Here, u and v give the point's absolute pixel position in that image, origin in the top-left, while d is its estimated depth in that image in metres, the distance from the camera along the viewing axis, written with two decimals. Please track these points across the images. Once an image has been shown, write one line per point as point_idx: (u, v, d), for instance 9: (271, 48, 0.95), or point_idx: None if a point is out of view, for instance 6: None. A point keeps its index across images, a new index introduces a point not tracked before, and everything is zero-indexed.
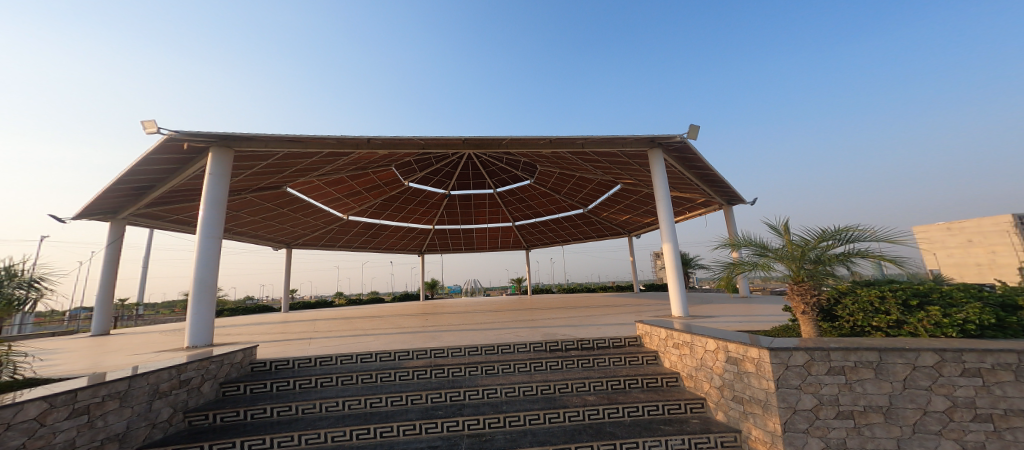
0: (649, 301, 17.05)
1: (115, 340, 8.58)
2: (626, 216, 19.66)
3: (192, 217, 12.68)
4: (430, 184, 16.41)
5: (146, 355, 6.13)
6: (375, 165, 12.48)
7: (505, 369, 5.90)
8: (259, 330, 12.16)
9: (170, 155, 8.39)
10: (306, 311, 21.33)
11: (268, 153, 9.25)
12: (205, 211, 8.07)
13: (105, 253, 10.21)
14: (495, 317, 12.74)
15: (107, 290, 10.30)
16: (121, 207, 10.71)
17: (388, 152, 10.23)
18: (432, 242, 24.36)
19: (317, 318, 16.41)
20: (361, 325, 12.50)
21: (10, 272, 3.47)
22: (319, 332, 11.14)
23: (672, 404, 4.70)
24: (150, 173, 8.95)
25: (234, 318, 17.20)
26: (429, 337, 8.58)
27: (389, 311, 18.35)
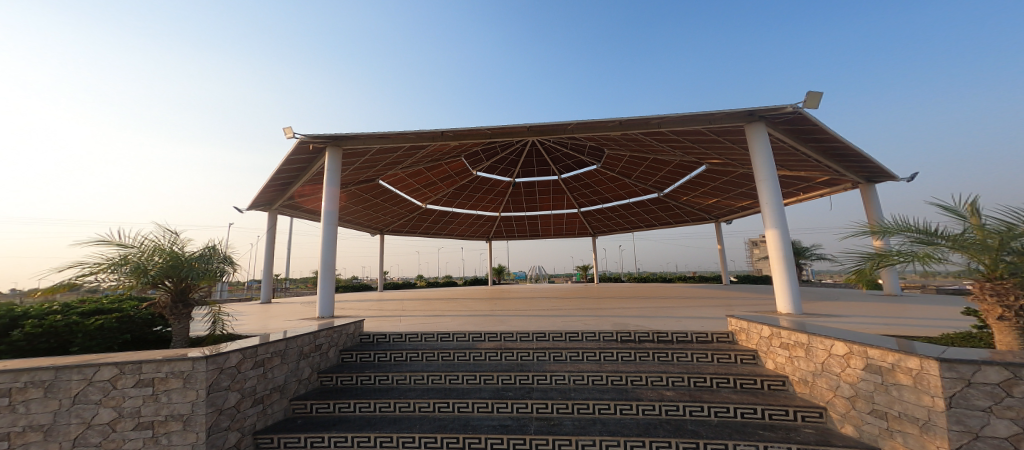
0: (741, 295, 15.30)
1: (276, 306, 10.62)
2: (713, 200, 17.72)
3: (316, 208, 14.89)
4: (496, 173, 16.70)
5: (291, 321, 7.33)
6: (449, 156, 13.07)
7: (574, 357, 5.76)
8: (362, 305, 13.91)
9: (302, 156, 9.85)
10: (396, 291, 23.83)
11: (365, 149, 10.29)
12: (327, 202, 9.34)
13: (266, 236, 12.56)
14: (563, 304, 12.68)
15: (269, 267, 12.66)
16: (276, 200, 12.99)
17: (459, 142, 10.60)
18: (499, 228, 25.02)
19: (405, 298, 18.17)
20: (439, 306, 13.47)
21: (216, 249, 4.39)
22: (408, 311, 12.31)
23: (774, 409, 4.11)
24: (289, 172, 10.65)
25: (349, 293, 20.01)
26: (504, 318, 8.80)
27: (461, 294, 19.50)
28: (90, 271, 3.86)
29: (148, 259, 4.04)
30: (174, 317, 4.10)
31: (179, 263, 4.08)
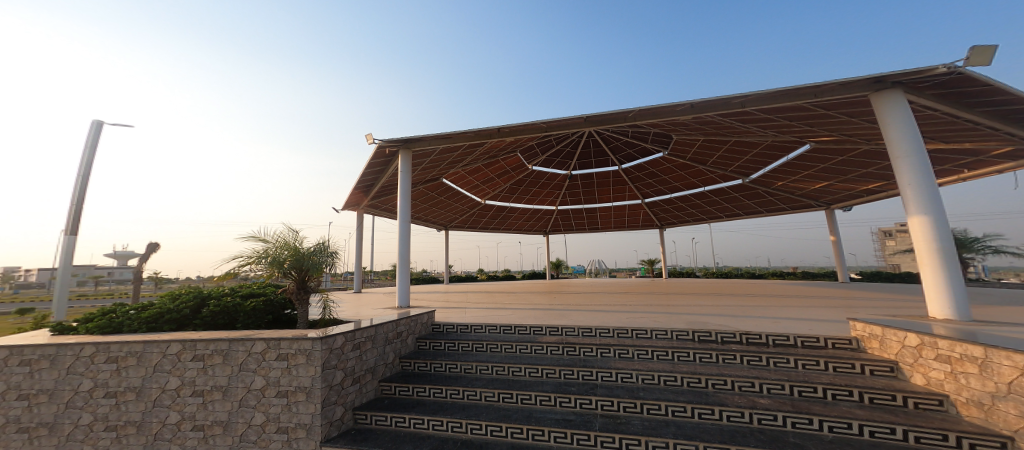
0: (866, 292, 12.72)
1: (364, 297, 11.46)
2: (822, 184, 14.93)
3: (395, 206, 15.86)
4: (552, 166, 14.47)
5: (379, 311, 7.65)
6: (505, 152, 11.78)
7: (678, 335, 4.33)
8: (435, 297, 14.44)
9: (382, 159, 10.31)
10: (465, 284, 24.61)
11: (426, 151, 9.89)
12: (404, 202, 9.66)
13: (356, 233, 13.73)
14: (634, 298, 11.76)
15: (359, 261, 13.80)
16: (362, 200, 14.06)
17: (516, 138, 9.04)
18: (556, 223, 23.18)
19: (470, 290, 18.57)
20: (503, 299, 13.37)
21: (325, 244, 4.68)
22: (475, 303, 12.41)
23: (983, 441, 2.33)
24: (372, 174, 11.32)
25: (424, 286, 21.18)
26: (580, 309, 8.19)
27: (523, 287, 19.37)
28: (240, 263, 4.34)
29: (278, 252, 4.43)
30: (297, 302, 4.47)
31: (298, 257, 4.42)
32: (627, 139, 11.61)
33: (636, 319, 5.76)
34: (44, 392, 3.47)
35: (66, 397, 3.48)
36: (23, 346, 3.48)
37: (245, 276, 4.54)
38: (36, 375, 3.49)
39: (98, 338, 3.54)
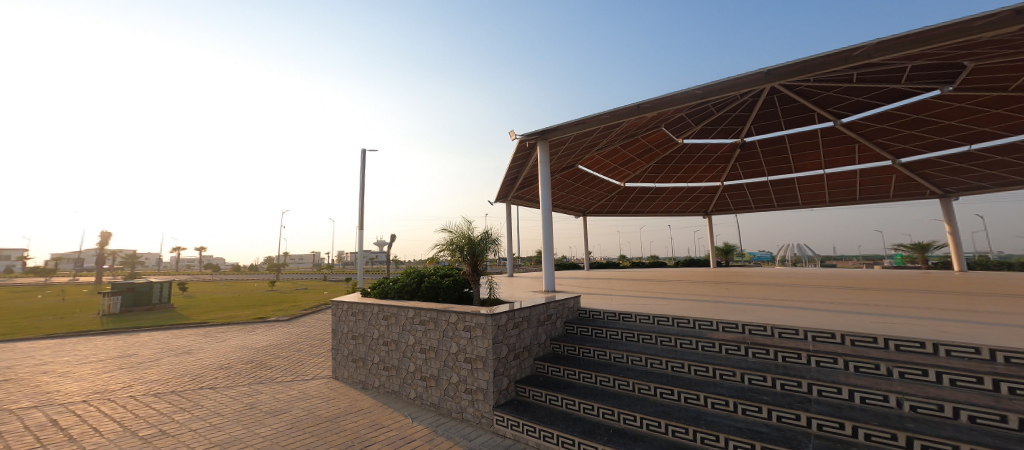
0: None
1: (515, 281, 12.43)
2: None
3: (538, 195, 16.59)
4: (714, 135, 12.38)
5: (530, 294, 8.17)
6: (648, 128, 10.65)
7: (780, 333, 3.76)
8: (579, 282, 14.48)
9: (523, 152, 10.80)
10: (609, 270, 23.87)
11: (565, 138, 9.85)
12: (547, 191, 9.88)
13: (505, 222, 15.10)
14: (841, 289, 8.92)
15: (509, 248, 15.08)
16: (508, 192, 15.28)
17: (660, 111, 8.07)
18: (720, 201, 19.69)
19: (616, 277, 17.84)
20: (654, 286, 12.23)
21: (491, 233, 5.37)
22: (623, 289, 11.78)
23: None
24: (515, 167, 12.04)
25: (569, 272, 21.56)
26: (772, 302, 6.62)
27: (676, 275, 17.42)
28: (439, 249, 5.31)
29: (462, 240, 5.26)
30: (472, 280, 5.21)
31: (472, 242, 5.21)
32: (834, 91, 8.63)
33: (899, 326, 4.08)
34: (360, 335, 5.68)
35: (367, 341, 5.53)
36: (353, 303, 5.85)
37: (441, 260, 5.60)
38: (357, 322, 5.77)
39: (379, 302, 5.40)
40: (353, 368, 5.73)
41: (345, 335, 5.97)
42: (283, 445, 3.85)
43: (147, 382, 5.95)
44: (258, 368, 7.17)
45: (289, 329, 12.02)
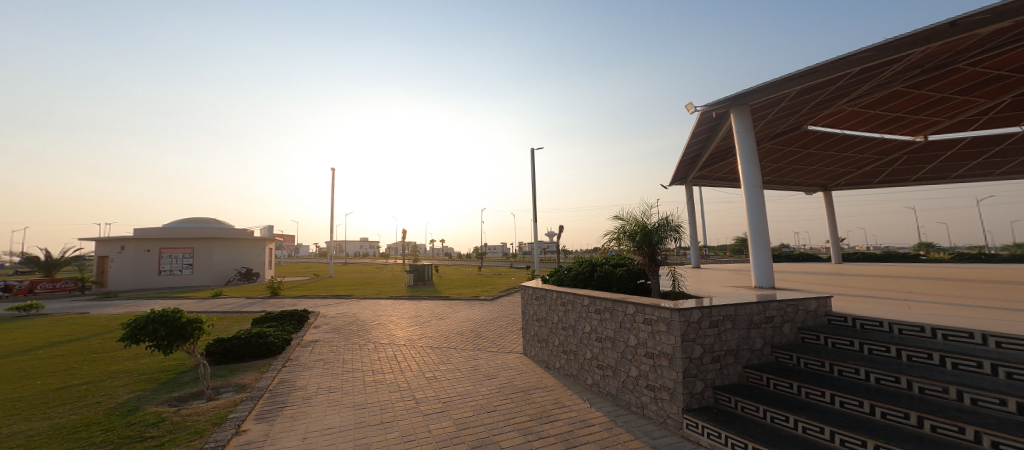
0: None
1: (708, 273, 10.90)
2: None
3: (730, 172, 14.01)
4: None
5: (728, 288, 6.95)
6: (948, 70, 6.50)
7: (949, 337, 3.00)
8: (799, 274, 11.38)
9: (708, 125, 9.12)
10: (859, 260, 17.39)
11: (776, 103, 7.21)
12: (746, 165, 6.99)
13: (686, 206, 13.66)
14: None
15: (695, 235, 13.56)
16: (688, 172, 13.67)
17: (990, 32, 4.62)
18: None
19: (866, 268, 12.95)
20: (944, 279, 8.17)
21: (668, 222, 5.07)
22: (882, 280, 8.37)
23: None
24: (697, 144, 10.54)
25: (786, 264, 17.14)
26: None
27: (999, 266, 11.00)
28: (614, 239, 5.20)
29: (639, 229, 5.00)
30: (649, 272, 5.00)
31: (648, 233, 5.04)
32: None
33: None
34: (542, 319, 6.53)
35: (549, 324, 6.29)
36: (534, 288, 6.79)
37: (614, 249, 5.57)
38: (539, 306, 6.66)
39: (556, 289, 6.02)
40: (538, 347, 6.64)
41: (530, 317, 7.01)
42: (494, 405, 4.97)
43: (423, 344, 8.90)
44: (478, 339, 9.33)
45: (497, 308, 14.92)
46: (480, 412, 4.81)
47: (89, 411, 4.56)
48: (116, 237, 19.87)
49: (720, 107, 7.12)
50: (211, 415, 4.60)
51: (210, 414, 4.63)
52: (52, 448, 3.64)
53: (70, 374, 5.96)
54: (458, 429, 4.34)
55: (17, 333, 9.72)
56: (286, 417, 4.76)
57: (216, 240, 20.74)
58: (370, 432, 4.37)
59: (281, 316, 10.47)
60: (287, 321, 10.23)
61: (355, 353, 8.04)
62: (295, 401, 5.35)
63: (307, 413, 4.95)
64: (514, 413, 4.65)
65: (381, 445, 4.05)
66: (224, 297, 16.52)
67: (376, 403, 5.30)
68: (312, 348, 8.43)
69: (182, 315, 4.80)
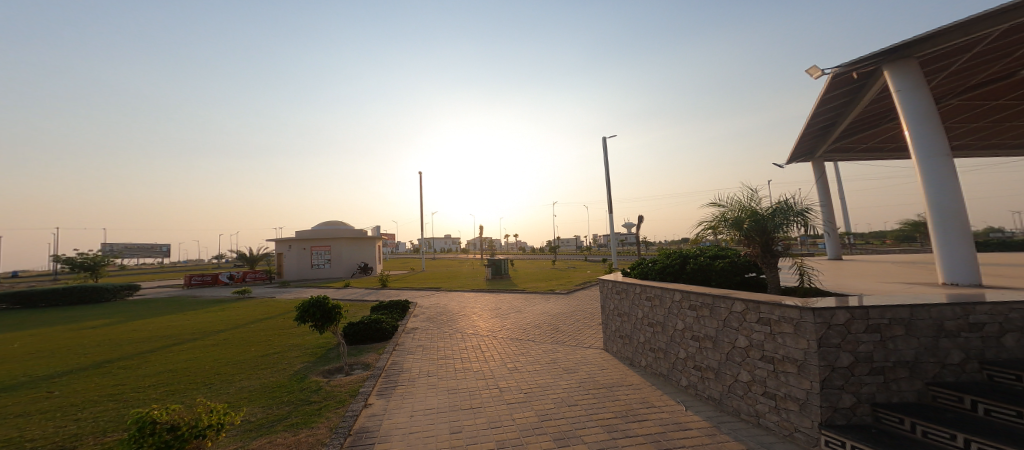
0: None
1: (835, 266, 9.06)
2: None
3: (864, 141, 11.44)
4: None
5: (873, 286, 5.58)
6: None
7: None
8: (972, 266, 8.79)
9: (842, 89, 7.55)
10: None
11: (955, 48, 5.53)
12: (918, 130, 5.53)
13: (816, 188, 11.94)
14: None
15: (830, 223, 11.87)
16: (810, 144, 11.70)
17: None
18: None
19: None
20: None
21: (789, 205, 4.14)
22: None
23: None
24: (821, 112, 8.87)
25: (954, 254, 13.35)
26: None
27: None
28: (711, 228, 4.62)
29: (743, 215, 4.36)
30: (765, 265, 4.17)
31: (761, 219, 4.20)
32: None
33: None
34: (624, 314, 6.21)
35: (632, 320, 5.95)
36: (614, 282, 6.49)
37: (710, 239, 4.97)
38: (620, 301, 6.35)
39: (639, 283, 5.66)
40: (621, 344, 6.33)
41: (610, 312, 6.73)
42: (576, 399, 4.87)
43: (503, 336, 9.17)
44: (557, 333, 9.29)
45: (574, 302, 14.72)
46: (562, 405, 4.75)
47: (281, 374, 6.37)
48: (281, 238, 24.92)
49: (870, 64, 5.82)
50: (348, 388, 5.61)
51: (349, 386, 5.72)
52: (269, 398, 5.32)
53: (267, 346, 8.31)
54: (540, 420, 4.35)
55: (217, 312, 12.95)
56: (395, 396, 5.35)
57: (342, 239, 24.83)
58: (462, 416, 4.64)
59: (385, 306, 11.66)
60: (394, 308, 11.55)
61: (444, 341, 8.65)
62: (398, 382, 5.97)
63: (409, 393, 5.48)
64: (597, 409, 4.49)
65: (471, 428, 4.27)
66: (342, 288, 19.35)
67: (466, 389, 5.61)
68: (410, 335, 9.33)
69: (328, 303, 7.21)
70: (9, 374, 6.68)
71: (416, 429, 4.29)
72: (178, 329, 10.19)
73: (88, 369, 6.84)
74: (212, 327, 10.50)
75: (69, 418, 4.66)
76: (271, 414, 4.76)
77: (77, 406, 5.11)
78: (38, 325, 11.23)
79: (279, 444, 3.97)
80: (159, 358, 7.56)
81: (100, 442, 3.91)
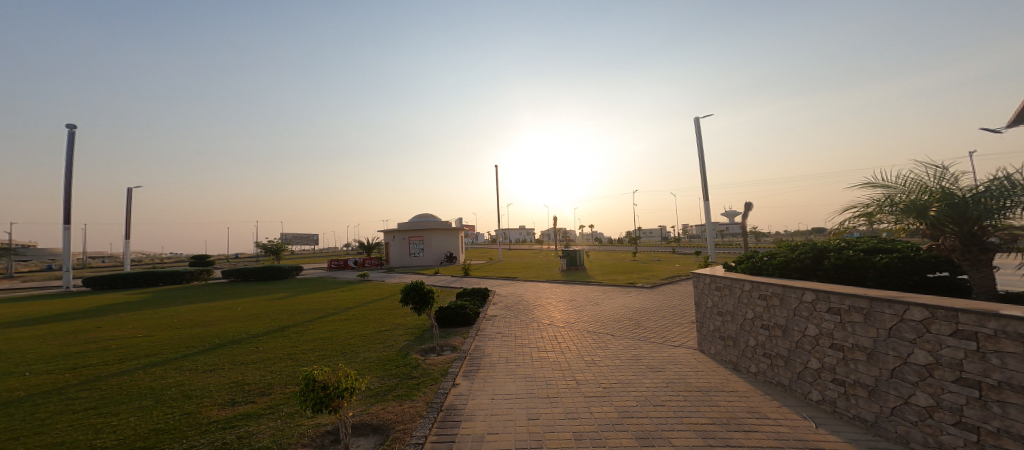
0: None
1: None
2: None
3: None
4: None
5: None
6: None
7: None
8: None
9: None
10: None
11: None
12: None
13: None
14: None
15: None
16: None
17: None
18: None
19: None
20: None
21: (1011, 182, 3.09)
22: None
23: None
24: None
25: None
26: None
27: None
28: (865, 217, 3.91)
29: (917, 199, 3.54)
30: (966, 263, 3.36)
31: (958, 203, 3.28)
32: None
33: None
34: (728, 313, 5.50)
35: (739, 320, 5.23)
36: (715, 277, 5.81)
37: (865, 229, 4.18)
38: (723, 298, 5.65)
39: (751, 278, 4.95)
40: (722, 346, 5.63)
41: (709, 310, 6.06)
42: (662, 399, 4.52)
43: (580, 328, 8.96)
44: (639, 328, 8.73)
45: (659, 296, 13.71)
46: (646, 404, 4.44)
47: (388, 350, 7.16)
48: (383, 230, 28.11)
49: None
50: (439, 367, 6.05)
51: (438, 366, 6.13)
52: (388, 368, 6.07)
53: (381, 323, 9.51)
54: (621, 417, 4.14)
55: (335, 292, 15.23)
56: (478, 379, 5.60)
57: (431, 230, 26.94)
58: (540, 404, 4.65)
59: (468, 293, 12.34)
60: (476, 295, 12.15)
61: (521, 330, 8.80)
62: (480, 366, 6.26)
63: (490, 377, 5.70)
64: (688, 412, 4.10)
65: (548, 416, 4.26)
66: (430, 275, 21.09)
67: (543, 377, 5.61)
68: (490, 321, 9.70)
69: (424, 286, 8.01)
70: (236, 328, 9.12)
71: (497, 412, 4.43)
72: (309, 305, 12.29)
73: (277, 331, 8.89)
74: (349, 303, 12.60)
75: (264, 368, 6.39)
76: (384, 384, 5.38)
77: (268, 361, 6.74)
78: (246, 292, 14.88)
79: (387, 412, 4.46)
80: (318, 325, 9.41)
81: (283, 393, 5.27)
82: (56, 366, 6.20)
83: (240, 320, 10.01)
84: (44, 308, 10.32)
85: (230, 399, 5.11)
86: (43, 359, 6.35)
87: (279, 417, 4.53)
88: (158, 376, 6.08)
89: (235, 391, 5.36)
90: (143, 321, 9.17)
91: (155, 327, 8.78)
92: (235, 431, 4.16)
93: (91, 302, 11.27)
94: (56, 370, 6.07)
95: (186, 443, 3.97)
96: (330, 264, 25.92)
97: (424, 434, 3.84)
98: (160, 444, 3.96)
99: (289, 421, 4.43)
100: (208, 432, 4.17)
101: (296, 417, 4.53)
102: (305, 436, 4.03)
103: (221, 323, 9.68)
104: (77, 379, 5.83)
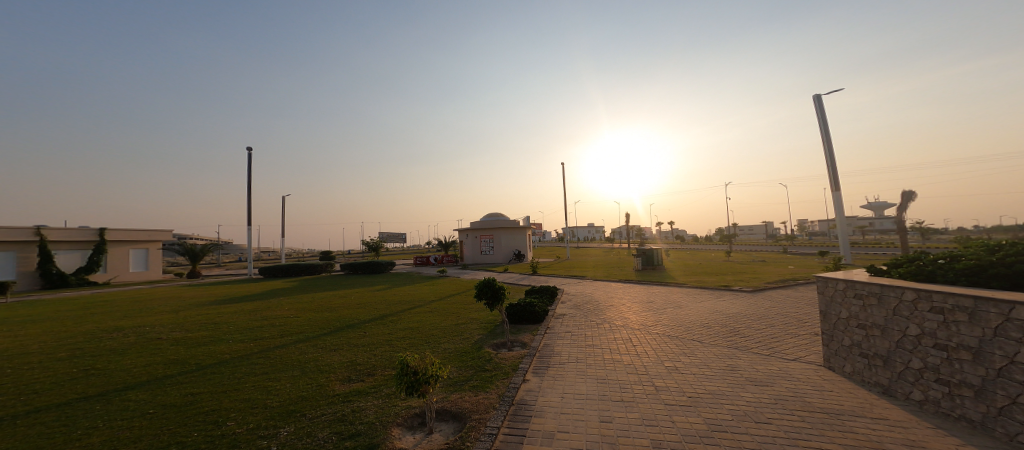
0: None
1: None
2: None
3: None
4: None
5: None
6: None
7: None
8: None
9: None
10: None
11: None
12: None
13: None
14: None
15: None
16: None
17: None
18: None
19: None
20: None
21: None
22: None
23: None
24: None
25: None
26: None
27: None
28: None
29: None
30: None
31: None
32: None
33: None
34: (876, 326, 4.55)
35: (895, 336, 4.27)
36: (856, 284, 4.84)
37: None
38: (868, 309, 4.68)
39: (917, 286, 4.00)
40: (865, 366, 4.67)
41: (845, 321, 5.08)
42: (767, 417, 3.91)
43: (661, 332, 8.27)
44: (736, 337, 7.74)
45: (758, 302, 12.02)
46: (745, 419, 3.89)
47: (464, 343, 7.44)
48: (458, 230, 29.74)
49: None
50: (510, 362, 6.09)
51: (509, 361, 6.18)
52: (468, 359, 6.33)
53: (458, 317, 9.97)
54: (711, 429, 3.70)
55: (418, 286, 16.47)
56: (549, 376, 5.52)
57: (500, 228, 27.63)
58: (613, 407, 4.37)
59: (539, 290, 12.31)
60: (545, 293, 12.04)
61: (594, 330, 8.45)
62: (551, 364, 6.16)
63: (560, 375, 5.56)
64: (808, 435, 3.49)
65: (623, 421, 3.99)
66: (504, 273, 21.63)
67: (617, 380, 5.30)
68: (560, 320, 9.51)
69: (496, 283, 8.12)
70: (349, 315, 10.36)
71: (568, 411, 4.28)
72: (394, 297, 13.42)
73: (379, 319, 9.89)
74: (429, 297, 13.49)
75: (368, 351, 7.11)
76: (461, 374, 5.58)
77: (372, 345, 7.53)
78: (352, 283, 16.90)
79: (464, 401, 4.60)
80: (407, 316, 10.22)
81: (383, 375, 5.80)
82: (245, 336, 7.71)
83: (349, 307, 11.38)
84: (237, 289, 13.11)
85: (347, 376, 5.78)
86: (240, 331, 7.97)
87: (381, 395, 4.96)
88: (302, 351, 7.15)
89: (349, 370, 6.05)
90: (295, 305, 10.98)
91: (302, 310, 10.36)
92: (350, 404, 4.61)
93: (256, 286, 13.89)
94: (247, 339, 7.55)
95: (317, 410, 4.52)
96: (414, 261, 28.21)
97: (497, 426, 3.89)
98: (303, 409, 4.55)
99: (388, 400, 4.76)
100: (332, 403, 4.69)
101: (393, 397, 4.85)
102: (399, 416, 4.26)
103: (338, 308, 11.12)
104: (258, 347, 7.18)
